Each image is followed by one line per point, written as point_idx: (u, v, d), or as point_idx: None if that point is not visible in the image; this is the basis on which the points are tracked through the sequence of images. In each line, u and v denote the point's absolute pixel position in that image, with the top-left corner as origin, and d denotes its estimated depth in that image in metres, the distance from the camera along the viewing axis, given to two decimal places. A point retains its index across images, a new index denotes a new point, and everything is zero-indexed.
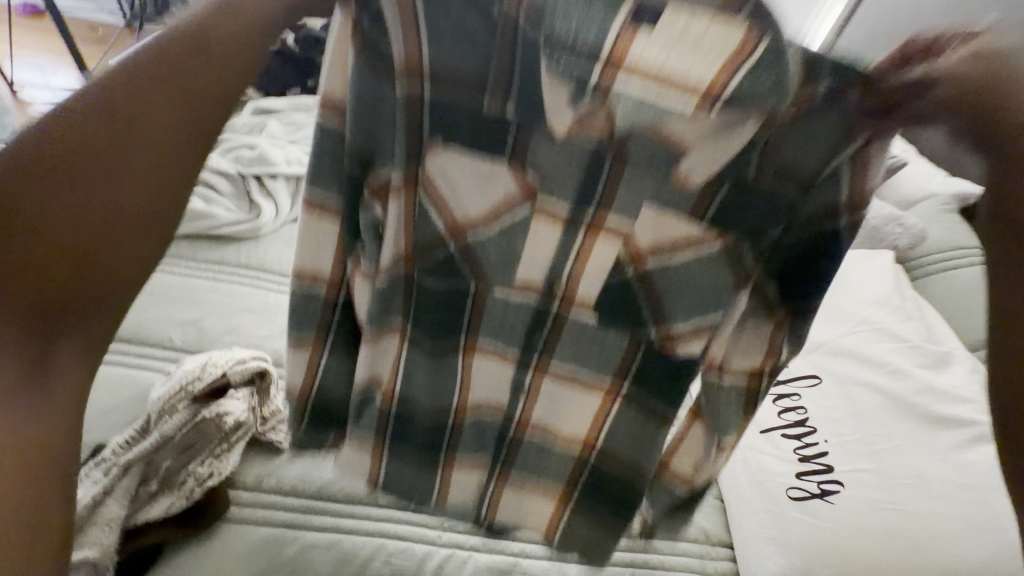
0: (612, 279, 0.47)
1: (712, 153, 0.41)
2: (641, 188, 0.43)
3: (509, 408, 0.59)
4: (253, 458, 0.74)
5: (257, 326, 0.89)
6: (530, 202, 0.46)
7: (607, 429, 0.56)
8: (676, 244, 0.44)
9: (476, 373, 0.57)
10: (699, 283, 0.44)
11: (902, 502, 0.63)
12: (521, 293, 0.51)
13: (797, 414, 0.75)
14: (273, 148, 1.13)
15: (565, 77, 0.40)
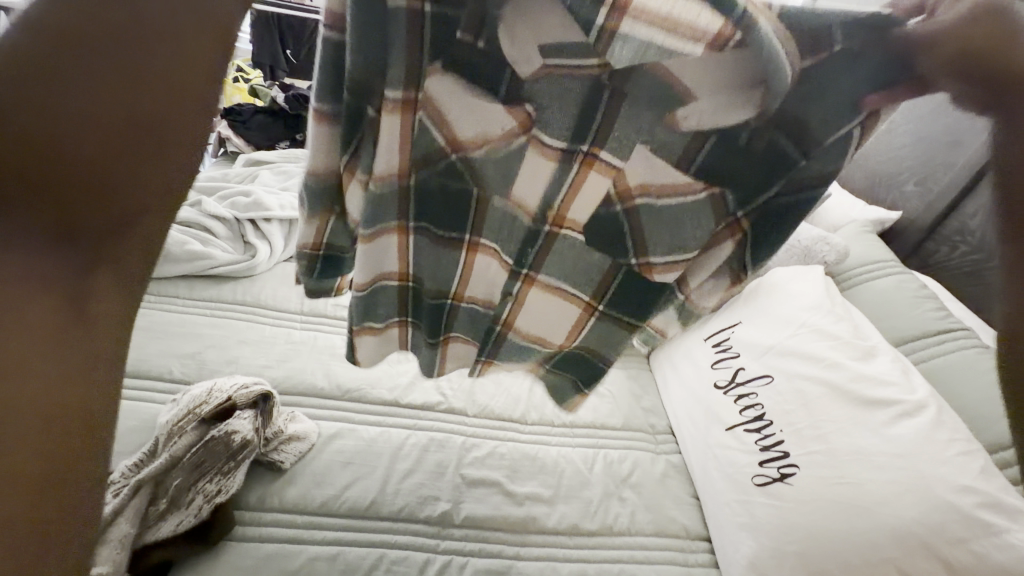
0: (602, 209, 0.53)
1: (719, 105, 0.46)
2: (640, 119, 0.47)
3: (498, 308, 0.64)
4: (255, 479, 0.77)
5: (255, 357, 0.94)
6: (524, 135, 0.50)
7: (580, 335, 0.65)
8: (667, 187, 0.51)
9: (476, 270, 0.62)
10: (682, 224, 0.53)
11: (847, 476, 0.72)
12: (514, 212, 0.56)
13: (756, 410, 0.85)
14: (267, 195, 1.22)
15: (559, 131, 0.49)
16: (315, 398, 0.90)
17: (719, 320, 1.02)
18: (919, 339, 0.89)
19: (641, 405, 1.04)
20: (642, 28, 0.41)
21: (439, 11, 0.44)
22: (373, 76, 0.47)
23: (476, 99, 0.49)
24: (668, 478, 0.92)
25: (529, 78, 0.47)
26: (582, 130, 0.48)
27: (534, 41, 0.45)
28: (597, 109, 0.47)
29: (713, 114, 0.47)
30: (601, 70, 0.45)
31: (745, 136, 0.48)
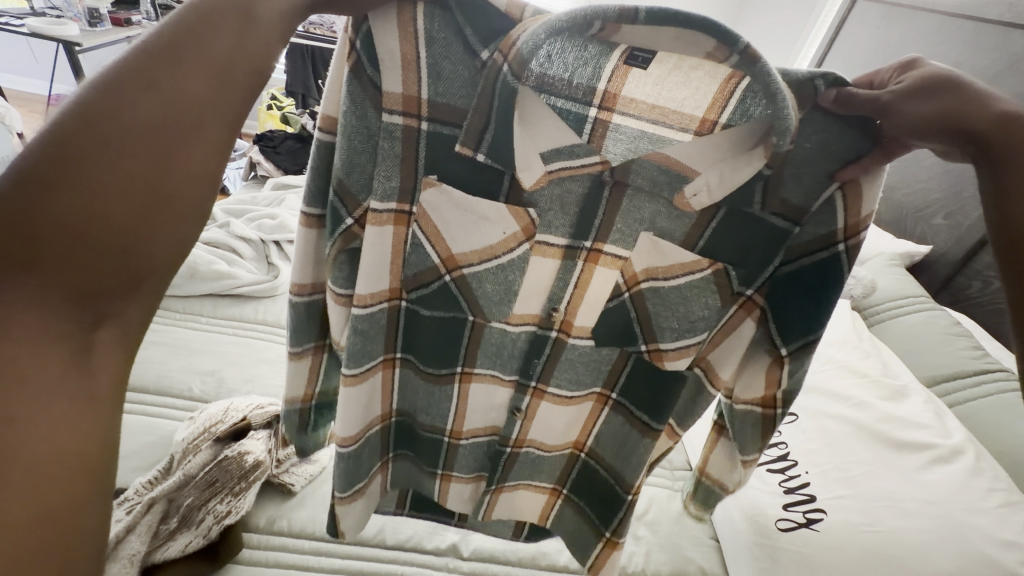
0: (611, 301, 0.59)
1: (720, 184, 0.50)
2: (644, 207, 0.55)
3: (507, 430, 0.69)
4: (266, 501, 0.77)
5: (275, 376, 0.95)
6: (528, 241, 0.56)
7: (597, 428, 0.70)
8: (670, 269, 0.57)
9: (474, 395, 0.66)
10: (679, 306, 0.58)
11: (878, 523, 0.67)
12: (521, 325, 0.61)
13: (776, 449, 0.83)
14: (292, 219, 1.26)
15: (559, 231, 0.56)
16: None
17: None
18: (956, 379, 0.84)
19: None
20: (632, 116, 0.56)
21: (433, 130, 0.50)
22: (357, 195, 0.52)
23: (482, 202, 0.54)
24: (684, 518, 0.88)
25: (534, 185, 0.52)
26: (585, 226, 0.56)
27: (534, 149, 0.52)
28: (599, 204, 0.55)
29: (722, 182, 0.50)
30: (602, 167, 0.53)
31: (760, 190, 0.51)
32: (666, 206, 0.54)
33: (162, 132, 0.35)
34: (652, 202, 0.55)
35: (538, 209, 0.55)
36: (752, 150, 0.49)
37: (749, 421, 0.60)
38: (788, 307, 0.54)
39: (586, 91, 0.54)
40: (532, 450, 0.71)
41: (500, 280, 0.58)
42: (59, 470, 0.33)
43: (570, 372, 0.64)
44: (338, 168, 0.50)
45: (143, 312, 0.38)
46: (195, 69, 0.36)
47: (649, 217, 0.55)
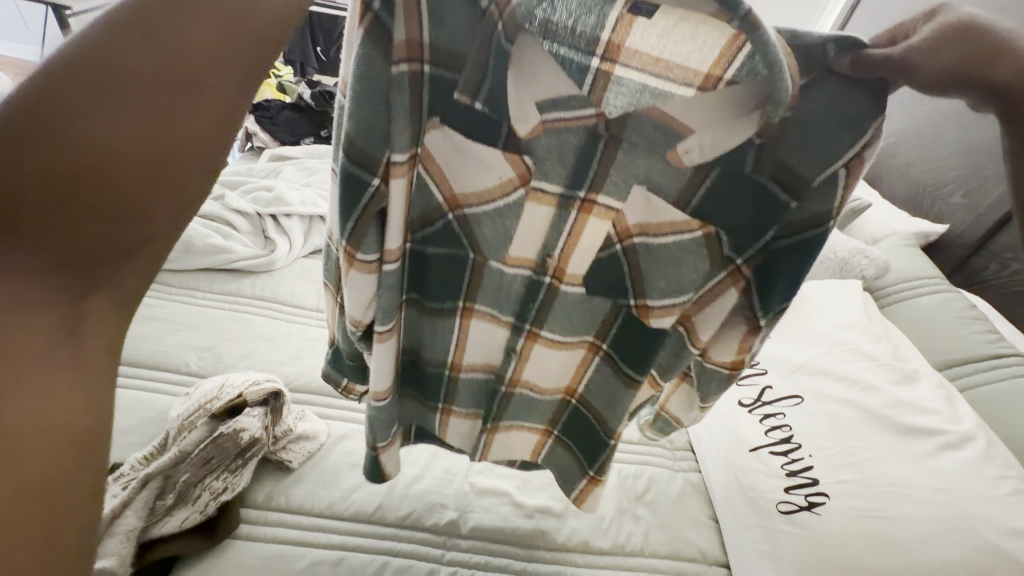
0: (603, 252, 0.57)
1: (719, 142, 0.47)
2: (638, 164, 0.51)
3: (502, 368, 0.69)
4: (264, 477, 0.77)
5: (272, 352, 0.94)
6: (524, 187, 0.54)
7: (588, 375, 0.68)
8: (661, 227, 0.54)
9: (471, 333, 0.66)
10: (672, 264, 0.55)
11: (882, 508, 0.67)
12: (517, 269, 0.59)
13: (781, 432, 0.81)
14: (288, 191, 1.23)
15: (556, 180, 0.53)
16: (329, 397, 0.90)
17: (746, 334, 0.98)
18: (967, 363, 0.83)
19: None
20: (635, 69, 0.50)
21: (434, 74, 0.48)
22: (376, 155, 0.48)
23: (482, 147, 0.52)
24: (684, 497, 0.88)
25: (529, 134, 0.50)
26: (581, 176, 0.52)
27: (530, 100, 0.49)
28: (593, 156, 0.51)
29: (716, 144, 0.48)
30: (597, 120, 0.50)
31: (751, 157, 0.48)
32: (660, 162, 0.50)
33: (177, 135, 0.42)
34: (647, 159, 0.51)
35: (534, 157, 0.52)
36: (750, 115, 0.46)
37: (715, 381, 0.59)
38: (774, 281, 0.52)
39: (590, 41, 0.49)
40: (525, 394, 0.71)
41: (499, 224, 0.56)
42: (34, 442, 0.40)
43: (563, 320, 0.62)
44: (353, 131, 0.47)
45: (147, 277, 0.47)
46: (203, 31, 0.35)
47: (643, 171, 0.52)
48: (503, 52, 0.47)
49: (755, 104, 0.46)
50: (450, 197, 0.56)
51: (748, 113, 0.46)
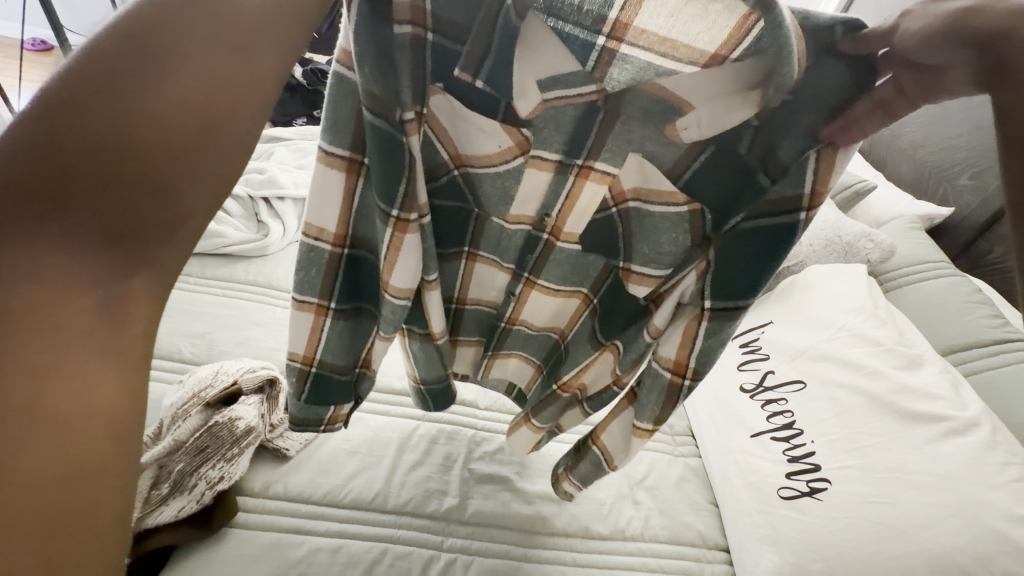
0: (597, 214, 0.57)
1: (711, 119, 0.47)
2: (634, 135, 0.51)
3: (501, 307, 0.68)
4: (259, 465, 0.75)
5: (267, 338, 0.92)
6: (523, 156, 0.54)
7: (577, 326, 0.67)
8: (655, 195, 0.53)
9: (474, 273, 0.65)
10: (660, 231, 0.54)
11: (883, 495, 0.67)
12: (515, 225, 0.59)
13: (783, 416, 0.81)
14: (281, 173, 1.20)
15: (554, 145, 0.53)
16: None
17: (748, 320, 0.97)
18: (971, 348, 0.82)
19: None
20: (640, 51, 0.45)
21: (438, 42, 0.47)
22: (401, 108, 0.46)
23: (482, 117, 0.52)
24: (685, 482, 0.88)
25: (529, 114, 0.49)
26: (577, 142, 0.52)
27: (530, 75, 0.48)
28: (590, 129, 0.51)
29: (714, 121, 0.47)
30: (597, 95, 0.49)
31: (747, 138, 0.48)
32: (654, 133, 0.50)
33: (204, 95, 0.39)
34: (642, 129, 0.50)
35: (532, 130, 0.52)
36: (747, 92, 0.46)
37: (657, 387, 0.57)
38: (732, 266, 0.50)
39: (596, 19, 0.45)
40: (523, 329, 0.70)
41: (501, 181, 0.56)
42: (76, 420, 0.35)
43: (559, 269, 0.62)
44: (364, 83, 0.44)
45: (180, 254, 0.42)
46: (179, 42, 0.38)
47: (639, 140, 0.51)
48: (508, 28, 0.45)
49: (753, 80, 0.45)
50: (455, 154, 0.56)
51: (743, 90, 0.46)
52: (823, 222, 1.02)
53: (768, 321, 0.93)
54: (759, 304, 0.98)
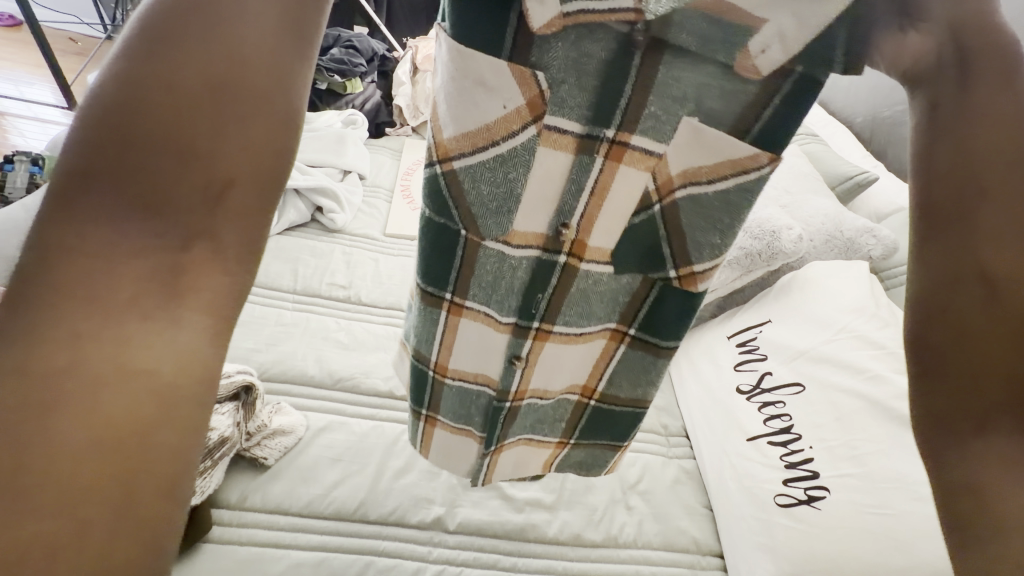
0: (636, 215, 0.47)
1: (798, 26, 0.38)
2: (687, 79, 0.41)
3: (503, 381, 0.58)
4: (236, 475, 0.72)
5: (244, 338, 0.88)
6: (535, 123, 0.43)
7: (611, 367, 0.59)
8: (710, 171, 0.44)
9: (461, 329, 0.56)
10: (717, 215, 0.46)
11: (886, 505, 0.66)
12: (525, 248, 0.49)
13: (781, 420, 0.79)
14: None
15: (576, 115, 0.43)
16: (305, 385, 0.85)
17: (746, 318, 0.94)
18: None
19: (652, 404, 0.98)
20: None
21: None
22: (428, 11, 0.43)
23: (482, 60, 0.41)
24: (679, 486, 0.86)
25: (545, 28, 0.39)
26: (606, 104, 0.42)
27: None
28: (626, 76, 0.41)
29: (798, 27, 0.38)
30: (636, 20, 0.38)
31: (839, 45, 0.38)
32: (715, 74, 0.40)
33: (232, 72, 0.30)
34: (695, 74, 0.41)
35: (547, 77, 0.41)
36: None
37: None
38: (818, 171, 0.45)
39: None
40: (533, 401, 0.61)
41: (510, 184, 0.46)
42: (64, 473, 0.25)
43: (578, 306, 0.52)
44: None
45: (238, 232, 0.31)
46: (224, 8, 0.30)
47: (692, 93, 0.42)
48: None
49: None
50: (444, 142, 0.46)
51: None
52: (824, 215, 0.98)
53: (766, 319, 0.91)
54: (756, 302, 0.96)
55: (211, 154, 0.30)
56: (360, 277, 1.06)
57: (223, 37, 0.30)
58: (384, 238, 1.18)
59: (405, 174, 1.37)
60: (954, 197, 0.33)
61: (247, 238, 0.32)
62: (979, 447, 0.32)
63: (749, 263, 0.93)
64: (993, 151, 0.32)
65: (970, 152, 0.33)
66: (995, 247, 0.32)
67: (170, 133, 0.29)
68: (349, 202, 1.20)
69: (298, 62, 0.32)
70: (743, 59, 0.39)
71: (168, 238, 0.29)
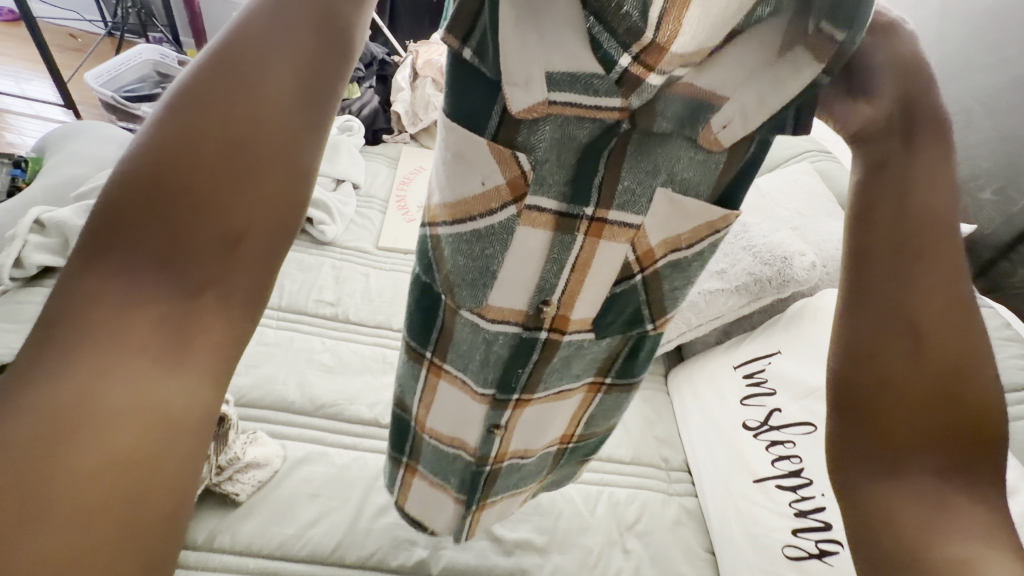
0: (617, 286, 0.46)
1: (760, 107, 0.37)
2: (659, 160, 0.39)
3: (485, 448, 0.56)
4: (206, 510, 0.68)
5: None
6: (515, 203, 0.40)
7: (589, 412, 0.60)
8: (686, 236, 0.44)
9: (444, 394, 0.54)
10: (688, 267, 0.47)
11: None
12: (501, 323, 0.47)
13: (790, 462, 0.74)
14: None
15: (552, 196, 0.40)
16: (284, 411, 0.80)
17: (755, 348, 0.90)
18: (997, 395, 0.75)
19: (653, 435, 0.93)
20: (681, 49, 0.34)
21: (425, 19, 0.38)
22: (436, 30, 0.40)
23: (462, 133, 0.38)
24: (679, 526, 0.81)
25: (522, 113, 0.36)
26: (583, 185, 0.40)
27: (539, 61, 0.35)
28: (596, 164, 0.39)
29: (760, 104, 0.37)
30: (619, 114, 0.36)
31: (793, 117, 0.38)
32: (686, 152, 0.39)
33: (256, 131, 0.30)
34: (672, 153, 0.39)
35: (531, 159, 0.38)
36: (789, 53, 0.35)
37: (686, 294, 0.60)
38: None
39: (631, 29, 0.33)
40: (515, 460, 0.60)
41: (489, 263, 0.43)
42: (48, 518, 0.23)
43: (558, 371, 0.51)
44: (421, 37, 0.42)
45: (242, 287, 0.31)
46: (259, 73, 0.30)
47: (667, 166, 0.40)
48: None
49: (781, 44, 0.36)
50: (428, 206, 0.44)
51: (772, 59, 0.36)
52: (838, 241, 0.93)
53: (776, 351, 0.86)
54: (764, 331, 0.91)
55: (228, 202, 0.29)
56: (349, 294, 1.01)
57: (251, 94, 0.29)
58: (376, 251, 1.13)
59: (401, 183, 1.33)
60: (891, 256, 0.38)
61: (256, 285, 0.31)
62: (892, 486, 0.38)
63: (759, 292, 0.89)
64: (903, 239, 0.38)
65: (908, 222, 0.38)
66: (927, 309, 0.37)
67: (189, 178, 0.28)
68: (341, 213, 1.15)
69: (317, 113, 0.32)
70: (710, 140, 0.39)
71: (177, 282, 0.28)
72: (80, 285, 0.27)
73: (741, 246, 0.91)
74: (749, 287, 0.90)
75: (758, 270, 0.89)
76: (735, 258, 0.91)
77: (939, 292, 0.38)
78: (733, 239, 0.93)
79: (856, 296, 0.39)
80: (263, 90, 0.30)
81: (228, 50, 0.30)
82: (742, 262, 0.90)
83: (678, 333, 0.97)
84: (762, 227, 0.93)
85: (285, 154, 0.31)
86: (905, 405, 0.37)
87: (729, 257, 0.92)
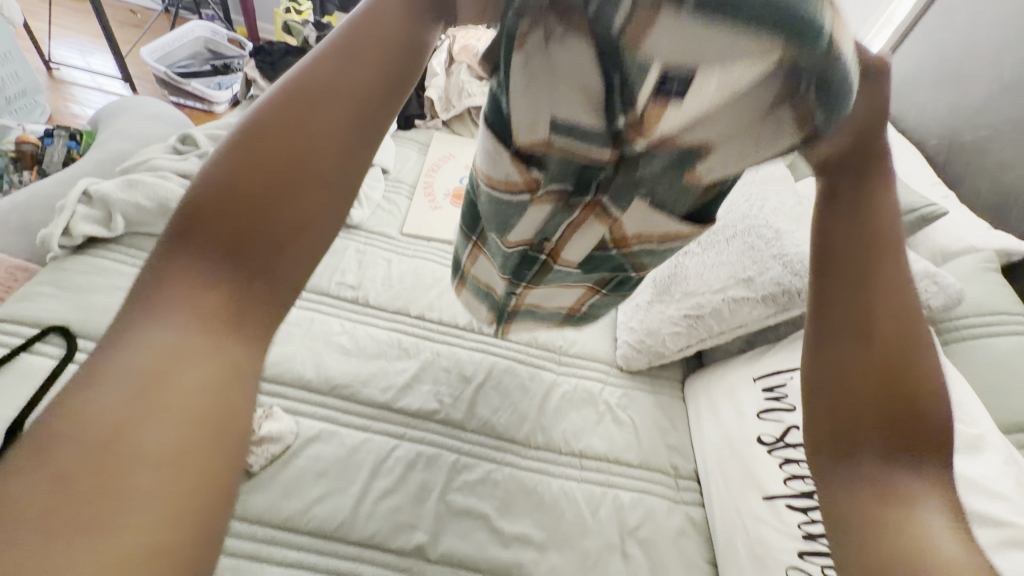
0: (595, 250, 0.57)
1: (738, 156, 0.40)
2: (647, 186, 0.46)
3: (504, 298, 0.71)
4: None
5: None
6: (530, 192, 0.50)
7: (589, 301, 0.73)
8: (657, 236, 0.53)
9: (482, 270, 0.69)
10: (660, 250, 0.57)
11: None
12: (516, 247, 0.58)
13: (804, 483, 0.72)
14: None
15: (555, 183, 0.49)
16: (301, 390, 0.83)
17: (778, 360, 0.87)
18: None
19: (664, 441, 0.92)
20: (672, 126, 0.37)
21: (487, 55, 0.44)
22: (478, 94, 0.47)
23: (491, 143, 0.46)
24: (682, 537, 0.80)
25: (527, 143, 0.44)
26: (582, 184, 0.48)
27: (545, 109, 0.41)
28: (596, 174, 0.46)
29: (739, 153, 0.40)
30: (608, 154, 0.43)
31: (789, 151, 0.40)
32: (673, 181, 0.45)
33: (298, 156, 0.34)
34: (663, 179, 0.44)
35: (541, 172, 0.47)
36: (776, 113, 0.35)
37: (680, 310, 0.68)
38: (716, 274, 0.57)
39: (628, 101, 0.37)
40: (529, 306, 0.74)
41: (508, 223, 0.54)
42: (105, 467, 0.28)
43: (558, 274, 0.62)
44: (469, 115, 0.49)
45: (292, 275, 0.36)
46: (321, 105, 0.35)
47: (650, 186, 0.46)
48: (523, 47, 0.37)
49: (776, 104, 0.35)
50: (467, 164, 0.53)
51: (764, 116, 0.36)
52: None
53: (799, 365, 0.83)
54: (789, 344, 0.88)
55: (284, 207, 0.34)
56: (370, 278, 1.03)
57: (304, 118, 0.35)
58: (400, 237, 1.15)
59: (429, 169, 1.34)
60: (852, 261, 0.46)
61: (298, 279, 0.36)
62: (842, 470, 0.45)
63: (787, 303, 0.85)
64: (862, 249, 0.46)
65: (862, 228, 0.46)
66: (866, 308, 0.45)
67: (253, 197, 0.33)
68: (368, 197, 1.17)
69: (364, 134, 0.37)
70: (689, 177, 0.43)
71: (236, 268, 0.33)
72: (155, 278, 0.33)
73: (773, 254, 0.87)
74: (777, 299, 0.85)
75: (788, 282, 0.84)
76: (765, 267, 0.87)
77: (909, 303, 0.46)
78: (765, 246, 0.88)
79: (819, 292, 0.47)
80: (317, 118, 0.35)
81: (294, 88, 0.35)
82: (772, 272, 0.86)
83: (698, 339, 0.96)
84: (797, 235, 0.88)
85: (349, 155, 0.36)
86: (844, 369, 0.45)
87: (758, 265, 0.87)
